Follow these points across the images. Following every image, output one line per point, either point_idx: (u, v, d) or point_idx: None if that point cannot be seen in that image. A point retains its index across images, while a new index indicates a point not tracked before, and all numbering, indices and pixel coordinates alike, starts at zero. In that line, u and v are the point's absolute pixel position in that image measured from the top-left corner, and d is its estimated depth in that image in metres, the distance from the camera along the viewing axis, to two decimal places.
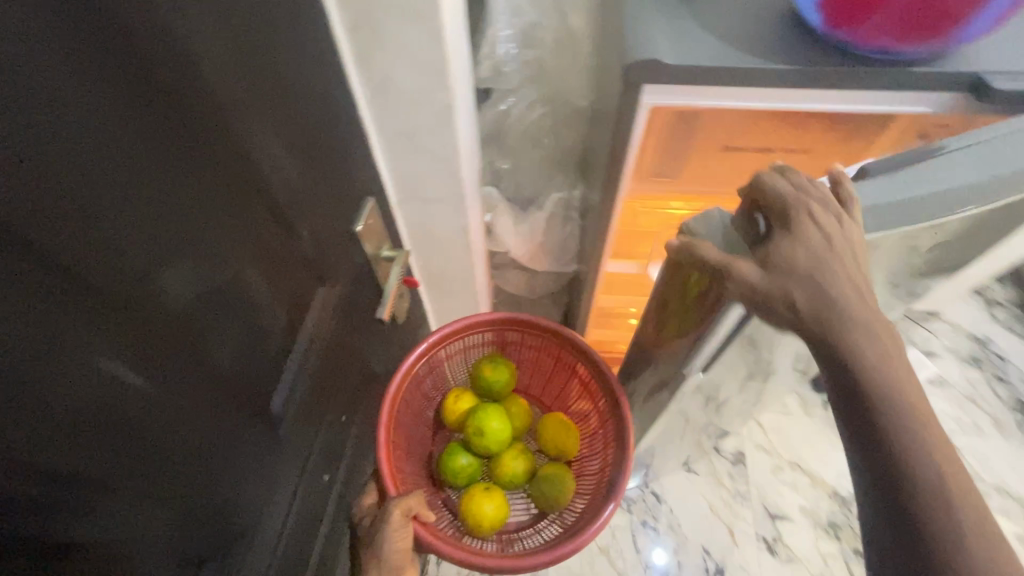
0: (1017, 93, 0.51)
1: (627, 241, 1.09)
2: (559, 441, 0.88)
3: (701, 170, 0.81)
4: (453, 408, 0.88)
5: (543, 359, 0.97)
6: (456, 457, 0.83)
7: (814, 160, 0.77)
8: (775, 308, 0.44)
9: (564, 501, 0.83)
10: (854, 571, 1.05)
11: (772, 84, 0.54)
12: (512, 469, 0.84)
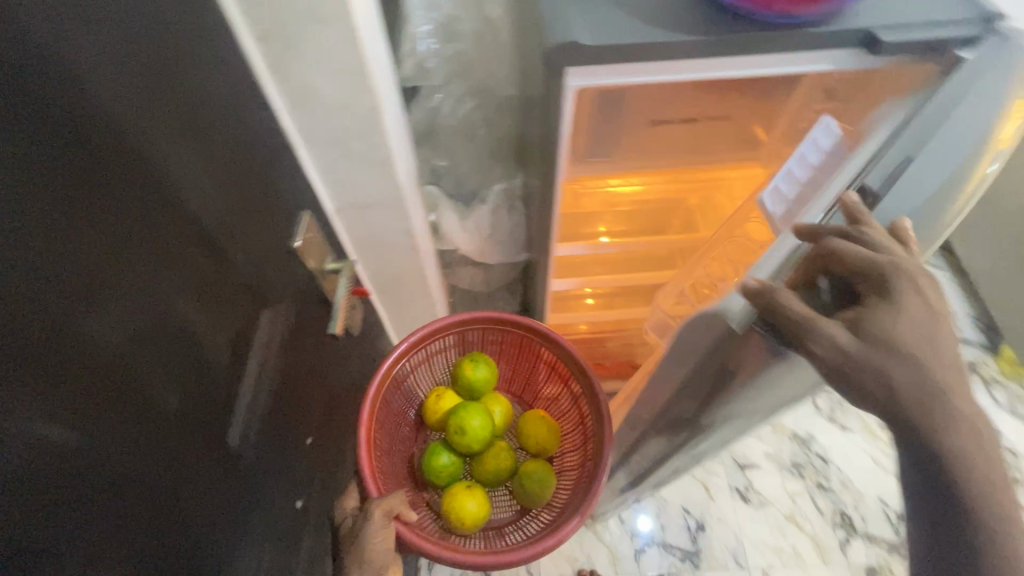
0: (903, 43, 0.56)
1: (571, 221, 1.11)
2: (540, 436, 0.90)
3: (633, 147, 0.83)
4: (435, 406, 0.90)
5: (521, 354, 1.01)
6: (438, 456, 0.85)
7: (736, 125, 0.81)
8: (867, 383, 0.42)
9: (545, 497, 0.86)
10: (819, 505, 1.19)
11: (687, 56, 0.56)
12: (495, 465, 0.87)
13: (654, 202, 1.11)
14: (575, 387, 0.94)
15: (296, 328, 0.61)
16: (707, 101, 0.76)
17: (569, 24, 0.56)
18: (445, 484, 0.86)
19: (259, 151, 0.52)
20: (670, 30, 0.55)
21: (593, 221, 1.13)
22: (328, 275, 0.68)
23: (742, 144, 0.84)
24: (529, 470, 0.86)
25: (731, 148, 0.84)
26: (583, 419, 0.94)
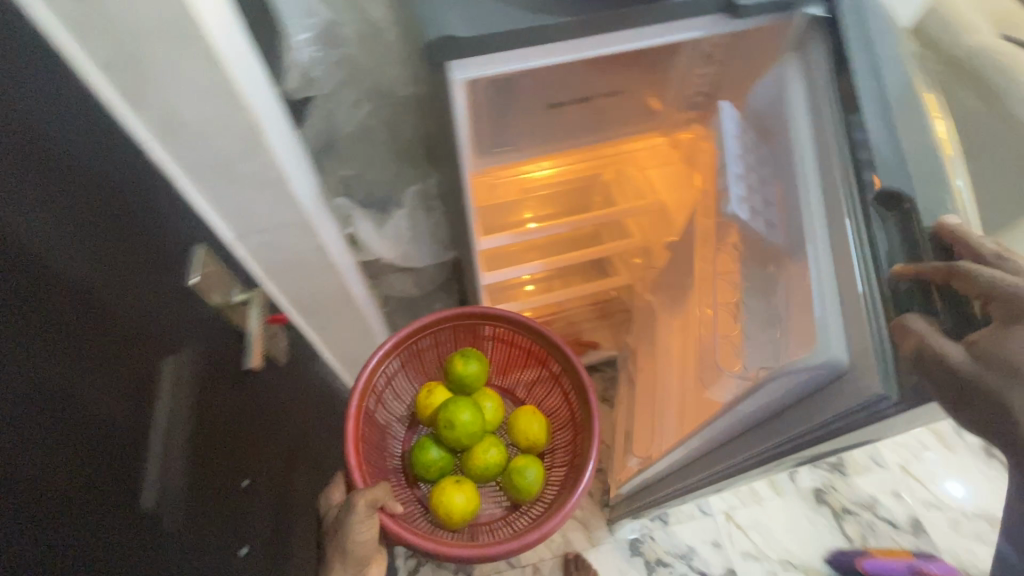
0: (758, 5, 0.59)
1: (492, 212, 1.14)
2: (529, 433, 1.02)
3: (536, 132, 0.84)
4: (427, 401, 1.02)
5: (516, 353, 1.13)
6: (428, 451, 0.97)
7: (630, 99, 0.84)
8: (975, 395, 0.45)
9: (527, 493, 0.97)
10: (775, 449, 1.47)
11: (563, 38, 0.57)
12: (485, 460, 0.98)
13: (571, 183, 1.15)
14: (567, 383, 1.07)
15: (205, 368, 0.57)
16: (598, 78, 0.78)
17: (442, 18, 0.55)
18: (435, 477, 0.98)
19: (137, 187, 0.49)
20: (541, 15, 0.56)
21: (519, 207, 1.16)
22: (235, 307, 0.63)
23: (639, 116, 0.87)
24: (517, 465, 0.98)
25: (629, 121, 0.87)
26: (574, 417, 1.08)
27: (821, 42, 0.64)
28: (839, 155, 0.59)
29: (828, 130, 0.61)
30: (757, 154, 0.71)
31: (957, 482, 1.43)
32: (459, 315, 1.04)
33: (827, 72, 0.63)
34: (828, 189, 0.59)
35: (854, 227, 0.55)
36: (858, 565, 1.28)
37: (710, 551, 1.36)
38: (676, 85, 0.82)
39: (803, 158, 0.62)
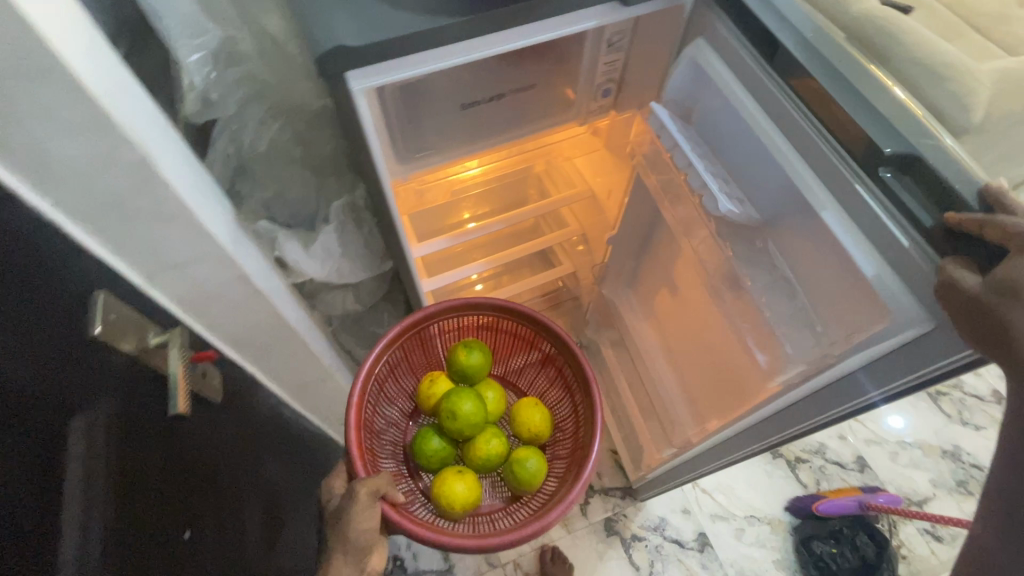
0: None
1: (426, 219, 1.12)
2: (531, 425, 1.03)
3: (455, 135, 0.84)
4: (429, 391, 1.04)
5: (517, 343, 1.16)
6: (430, 440, 0.98)
7: (544, 92, 0.85)
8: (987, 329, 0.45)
9: (530, 485, 0.98)
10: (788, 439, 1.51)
11: (460, 38, 0.57)
12: (487, 450, 0.98)
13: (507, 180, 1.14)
14: (569, 374, 1.10)
15: (123, 421, 0.53)
16: (507, 74, 0.78)
17: (333, 27, 0.54)
18: (437, 466, 0.99)
19: (37, 229, 0.45)
20: (434, 17, 0.56)
21: (456, 207, 1.14)
22: (153, 352, 0.58)
23: (555, 108, 0.88)
24: (518, 455, 0.99)
25: (546, 113, 0.88)
26: (575, 408, 1.10)
27: (733, 32, 0.67)
28: (817, 132, 0.59)
29: (792, 110, 0.61)
30: (714, 119, 0.73)
31: (890, 417, 1.55)
32: (449, 304, 1.06)
33: (755, 57, 0.64)
34: (822, 163, 0.60)
35: (867, 194, 0.55)
36: (814, 509, 1.34)
37: (681, 518, 1.41)
38: (586, 74, 0.83)
39: (784, 142, 0.63)
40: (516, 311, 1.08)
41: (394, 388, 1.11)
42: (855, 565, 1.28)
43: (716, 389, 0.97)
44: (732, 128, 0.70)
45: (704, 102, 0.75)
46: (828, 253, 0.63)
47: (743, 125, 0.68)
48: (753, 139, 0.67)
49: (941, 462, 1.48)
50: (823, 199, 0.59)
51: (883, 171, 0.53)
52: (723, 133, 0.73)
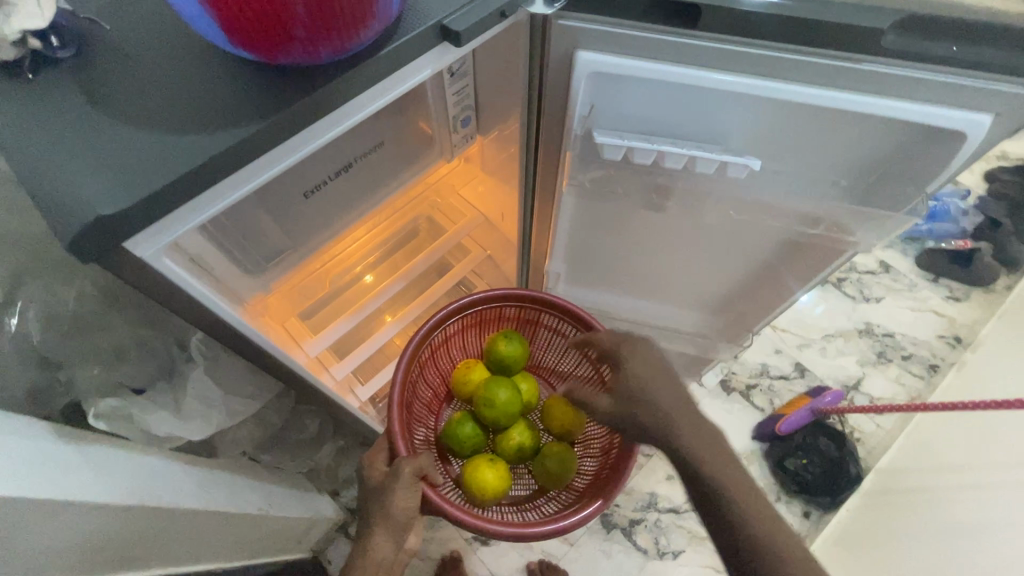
0: (478, 27, 0.48)
1: (322, 311, 0.92)
2: (566, 421, 0.96)
3: (307, 222, 0.68)
4: (465, 377, 0.96)
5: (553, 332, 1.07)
6: (462, 426, 0.92)
7: (397, 144, 0.71)
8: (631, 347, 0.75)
9: (564, 477, 0.92)
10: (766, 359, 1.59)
11: (268, 146, 0.43)
12: (518, 441, 0.92)
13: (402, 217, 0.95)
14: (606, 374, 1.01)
15: None
16: (347, 140, 0.64)
17: (78, 194, 0.38)
18: (469, 451, 0.94)
19: None
20: (217, 135, 0.41)
21: (344, 279, 0.93)
22: None
23: (416, 154, 0.75)
24: (548, 449, 0.92)
25: (407, 160, 0.75)
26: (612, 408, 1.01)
27: (616, 26, 0.51)
28: (790, 53, 0.51)
29: (745, 52, 0.51)
30: (631, 100, 0.59)
31: (810, 318, 1.65)
32: (478, 291, 0.96)
33: (665, 31, 0.51)
34: (808, 74, 0.52)
35: (888, 65, 0.50)
36: (777, 430, 1.41)
37: (668, 486, 1.43)
38: (436, 106, 0.71)
39: (760, 81, 0.53)
40: (551, 300, 0.99)
41: (431, 373, 1.01)
42: (824, 467, 1.37)
43: (750, 301, 0.94)
44: (664, 104, 0.59)
45: (607, 92, 0.59)
46: (867, 126, 0.58)
47: (680, 92, 0.57)
48: (700, 97, 0.57)
49: (861, 341, 1.61)
50: (829, 92, 0.53)
51: (887, 36, 0.48)
52: (653, 114, 0.60)
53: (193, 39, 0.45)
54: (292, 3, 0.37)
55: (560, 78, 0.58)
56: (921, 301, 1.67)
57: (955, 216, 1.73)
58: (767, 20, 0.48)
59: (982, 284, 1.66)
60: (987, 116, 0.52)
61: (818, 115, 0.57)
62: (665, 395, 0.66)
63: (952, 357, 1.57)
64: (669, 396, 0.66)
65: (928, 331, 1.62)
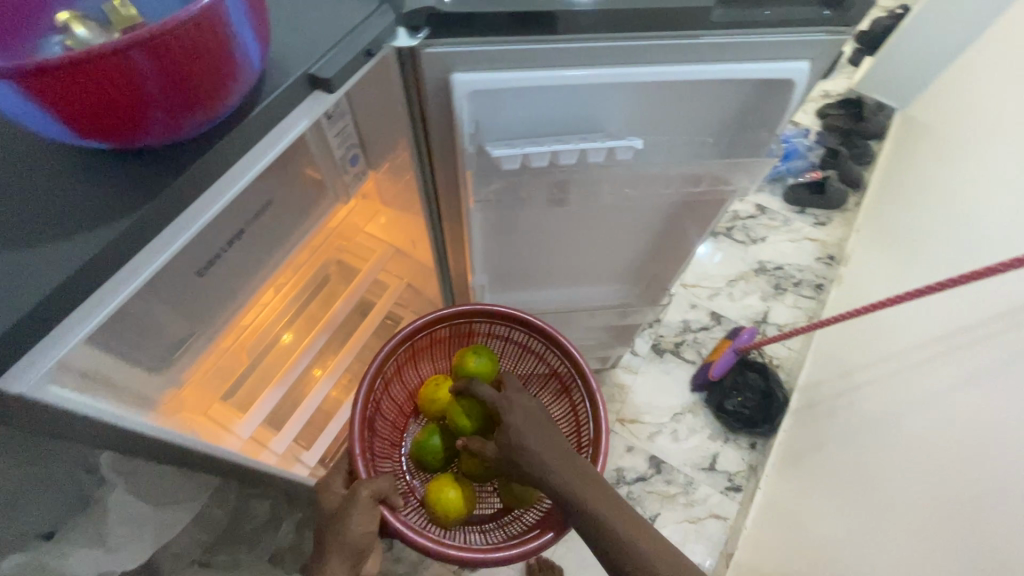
0: (346, 68, 0.47)
1: (251, 382, 0.87)
2: None
3: (208, 301, 0.63)
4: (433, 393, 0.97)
5: (516, 344, 1.09)
6: (432, 439, 0.93)
7: (287, 198, 0.68)
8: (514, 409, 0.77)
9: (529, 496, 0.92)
10: (686, 315, 1.72)
11: (148, 238, 0.40)
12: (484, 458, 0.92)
13: (308, 269, 0.90)
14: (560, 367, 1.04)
15: None
16: (234, 208, 0.60)
17: None
18: (438, 465, 0.95)
19: None
20: (83, 239, 0.37)
21: (262, 345, 0.87)
22: None
23: (309, 204, 0.72)
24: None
25: (302, 210, 0.71)
26: (574, 407, 1.05)
27: (486, 44, 0.53)
28: (644, 38, 0.54)
29: (604, 46, 0.54)
30: (511, 109, 0.61)
31: (712, 269, 1.81)
32: (432, 309, 0.99)
33: (526, 40, 0.53)
34: (654, 55, 0.55)
35: (722, 36, 0.54)
36: (711, 377, 1.53)
37: (631, 457, 1.49)
38: (319, 152, 0.69)
39: (620, 68, 0.56)
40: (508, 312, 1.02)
41: (397, 391, 1.04)
42: (757, 399, 1.50)
43: (660, 264, 1.00)
44: (542, 107, 0.61)
45: (487, 106, 0.60)
46: (723, 92, 0.62)
47: (554, 93, 0.59)
48: (574, 95, 0.60)
49: (758, 278, 1.79)
50: (686, 70, 0.56)
51: (715, 12, 0.52)
52: (535, 118, 0.63)
53: (31, 136, 0.41)
54: (142, 81, 0.34)
55: (440, 104, 0.59)
56: (796, 233, 1.88)
57: (804, 153, 1.98)
58: (610, 14, 0.51)
59: (838, 207, 1.90)
60: (804, 62, 0.56)
61: (683, 98, 0.62)
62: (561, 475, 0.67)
63: (831, 274, 1.79)
64: (567, 473, 0.68)
65: (807, 257, 1.83)
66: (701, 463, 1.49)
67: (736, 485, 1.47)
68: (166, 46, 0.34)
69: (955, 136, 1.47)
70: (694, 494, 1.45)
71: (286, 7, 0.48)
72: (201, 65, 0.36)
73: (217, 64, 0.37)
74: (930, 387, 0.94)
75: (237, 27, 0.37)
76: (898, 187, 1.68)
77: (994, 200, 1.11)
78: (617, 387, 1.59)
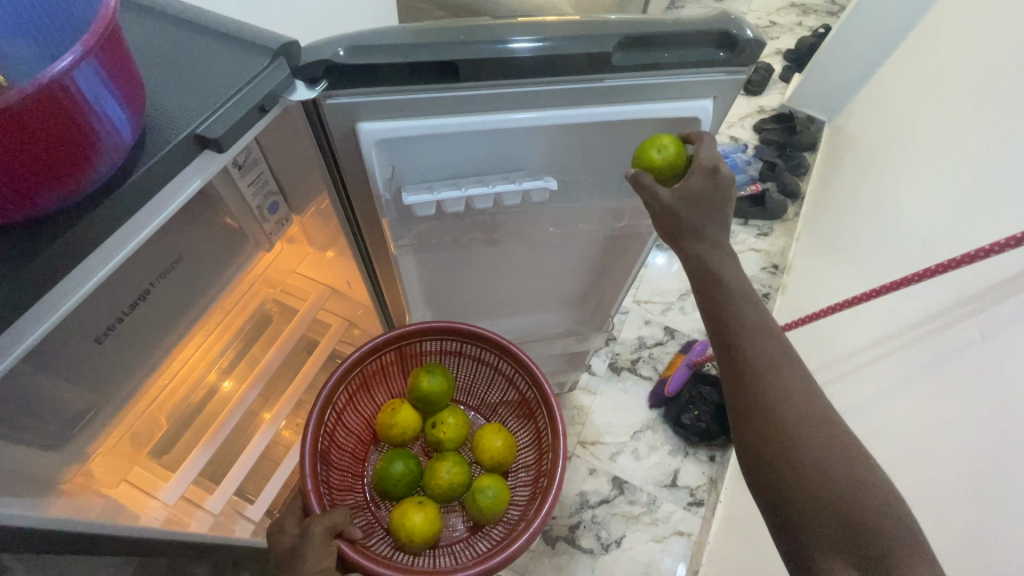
0: (237, 125, 0.45)
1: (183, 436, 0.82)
2: (493, 451, 0.96)
3: (112, 370, 0.59)
4: (390, 420, 0.95)
5: (474, 361, 1.08)
6: (393, 466, 0.90)
7: (201, 251, 0.65)
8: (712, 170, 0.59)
9: (498, 508, 0.91)
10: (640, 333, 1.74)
11: (9, 321, 0.37)
12: (446, 477, 0.91)
13: (242, 313, 0.87)
14: (521, 386, 1.04)
15: None
16: (137, 264, 0.57)
17: None
18: (402, 492, 0.92)
19: None
20: None
21: (195, 394, 0.83)
22: None
23: (229, 252, 0.69)
24: (478, 484, 0.91)
25: (219, 257, 0.68)
26: (535, 424, 1.04)
27: (391, 94, 0.52)
28: (550, 83, 0.54)
29: (510, 91, 0.54)
30: (427, 153, 0.60)
31: (663, 285, 1.84)
32: (382, 333, 0.95)
33: (434, 89, 0.53)
34: (559, 99, 0.56)
35: (626, 78, 0.55)
36: (668, 393, 1.54)
37: (593, 480, 1.48)
38: (235, 203, 0.66)
39: (532, 112, 0.56)
40: (459, 330, 1.00)
41: (353, 418, 0.99)
42: (714, 412, 1.50)
43: (600, 291, 1.00)
44: (458, 151, 0.61)
45: (401, 152, 0.59)
46: (637, 128, 0.63)
47: (470, 137, 0.59)
48: (489, 138, 0.60)
49: None
50: (593, 111, 0.57)
51: (615, 56, 0.53)
52: (452, 162, 0.62)
53: None
54: None
55: (349, 152, 0.57)
56: (741, 244, 1.93)
57: (743, 167, 2.05)
58: (516, 61, 0.51)
59: (778, 218, 1.97)
60: (707, 100, 0.59)
61: (597, 137, 0.63)
62: (728, 263, 0.59)
63: (776, 282, 1.84)
64: (737, 269, 0.59)
65: (754, 267, 1.87)
66: (663, 480, 1.49)
67: (698, 500, 1.47)
68: (4, 123, 0.31)
69: (878, 147, 1.55)
70: (658, 513, 1.45)
71: (174, 67, 0.46)
72: (53, 136, 0.34)
73: (74, 136, 0.35)
74: (863, 395, 0.97)
75: (95, 96, 0.35)
76: (830, 196, 1.76)
77: (914, 209, 1.17)
78: (577, 409, 1.59)
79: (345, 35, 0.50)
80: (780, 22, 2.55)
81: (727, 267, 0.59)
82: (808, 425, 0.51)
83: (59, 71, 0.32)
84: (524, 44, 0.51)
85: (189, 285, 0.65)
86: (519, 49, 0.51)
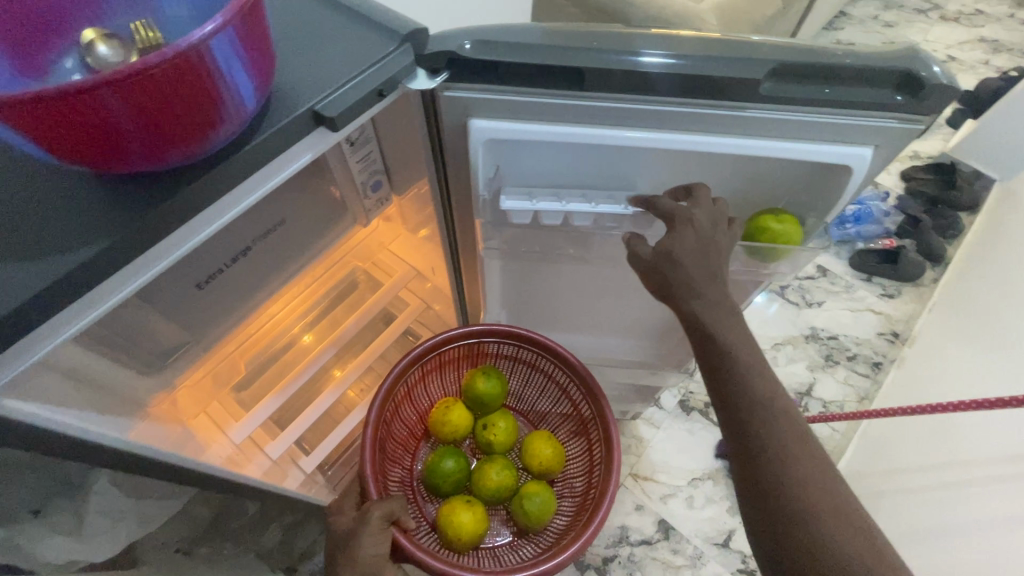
0: (353, 108, 0.45)
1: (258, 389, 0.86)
2: (542, 456, 0.93)
3: (204, 312, 0.63)
4: (443, 418, 0.94)
5: (531, 367, 1.04)
6: (443, 463, 0.90)
7: (305, 218, 0.67)
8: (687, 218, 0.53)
9: (547, 515, 0.88)
10: None
11: (123, 263, 0.40)
12: (494, 480, 0.89)
13: (330, 277, 0.91)
14: (579, 399, 0.99)
15: None
16: (245, 220, 0.60)
17: None
18: (450, 490, 0.91)
19: None
20: (57, 260, 0.37)
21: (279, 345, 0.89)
22: None
23: (329, 222, 0.72)
24: (526, 490, 0.88)
25: (321, 225, 0.71)
26: (590, 443, 0.99)
27: (510, 95, 0.50)
28: (675, 103, 0.49)
29: (637, 108, 0.49)
30: (535, 159, 0.58)
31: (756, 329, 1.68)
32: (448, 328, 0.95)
33: (555, 94, 0.49)
34: (678, 121, 0.50)
35: (769, 111, 0.48)
36: None
37: (638, 517, 1.40)
38: (343, 179, 0.68)
39: (636, 129, 0.52)
40: (522, 335, 0.97)
41: (409, 408, 1.00)
42: None
43: None
44: (562, 160, 0.58)
45: (506, 155, 0.58)
46: (769, 163, 0.56)
47: (573, 148, 0.56)
48: (595, 150, 0.55)
49: (808, 346, 1.63)
50: (708, 139, 0.51)
51: (764, 84, 0.46)
52: (554, 171, 0.59)
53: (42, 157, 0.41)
54: (120, 119, 0.34)
55: (457, 146, 0.56)
56: (859, 301, 1.71)
57: (879, 217, 1.81)
58: (639, 73, 0.46)
59: (911, 281, 1.72)
60: (866, 148, 0.51)
61: (721, 166, 0.57)
62: (729, 323, 0.54)
63: (893, 353, 1.61)
64: (744, 332, 0.54)
65: (868, 330, 1.66)
66: (714, 537, 1.38)
67: (749, 569, 1.34)
68: (141, 86, 0.33)
69: None
70: (701, 571, 1.34)
71: (308, 42, 0.47)
72: (183, 102, 0.35)
73: (201, 102, 0.36)
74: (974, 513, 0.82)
75: (226, 64, 0.36)
76: (983, 267, 1.51)
77: None
78: (635, 439, 1.50)
79: (476, 29, 0.49)
80: (959, 57, 2.21)
81: (729, 330, 0.53)
82: (840, 530, 0.45)
83: (196, 39, 0.33)
84: (653, 59, 0.46)
85: (286, 247, 0.67)
86: (649, 64, 0.46)
